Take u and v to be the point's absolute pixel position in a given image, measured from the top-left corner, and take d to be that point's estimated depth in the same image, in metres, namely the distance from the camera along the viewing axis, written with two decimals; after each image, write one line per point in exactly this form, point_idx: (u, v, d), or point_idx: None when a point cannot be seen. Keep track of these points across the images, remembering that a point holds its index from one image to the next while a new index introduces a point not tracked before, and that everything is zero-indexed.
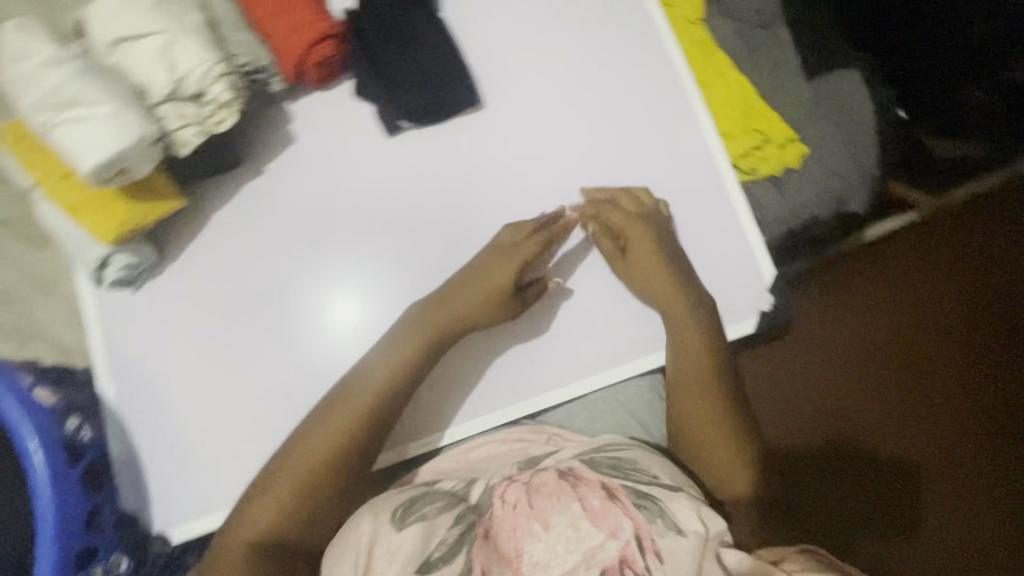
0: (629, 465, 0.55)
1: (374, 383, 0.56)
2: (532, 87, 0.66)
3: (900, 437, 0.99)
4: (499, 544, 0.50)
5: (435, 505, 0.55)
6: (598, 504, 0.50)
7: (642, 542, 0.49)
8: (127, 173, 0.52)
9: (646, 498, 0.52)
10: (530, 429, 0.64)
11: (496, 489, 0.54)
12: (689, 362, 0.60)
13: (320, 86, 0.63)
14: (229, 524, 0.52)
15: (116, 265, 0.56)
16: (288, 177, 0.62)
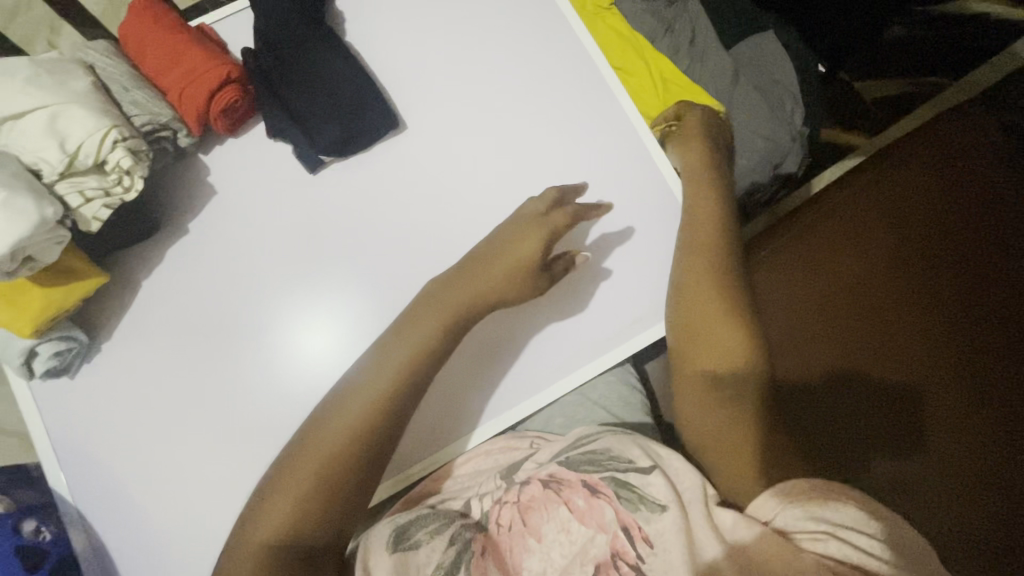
0: (604, 456, 0.53)
1: (385, 370, 0.48)
2: (449, 97, 0.63)
3: None
4: (498, 562, 0.49)
5: (426, 527, 0.52)
6: (583, 503, 0.49)
7: (630, 532, 0.47)
8: (34, 261, 0.49)
9: (627, 486, 0.49)
10: (512, 437, 0.61)
11: (490, 514, 0.53)
12: (700, 300, 0.54)
13: (231, 134, 0.60)
14: (238, 529, 0.43)
15: (44, 355, 0.54)
16: (211, 230, 0.60)
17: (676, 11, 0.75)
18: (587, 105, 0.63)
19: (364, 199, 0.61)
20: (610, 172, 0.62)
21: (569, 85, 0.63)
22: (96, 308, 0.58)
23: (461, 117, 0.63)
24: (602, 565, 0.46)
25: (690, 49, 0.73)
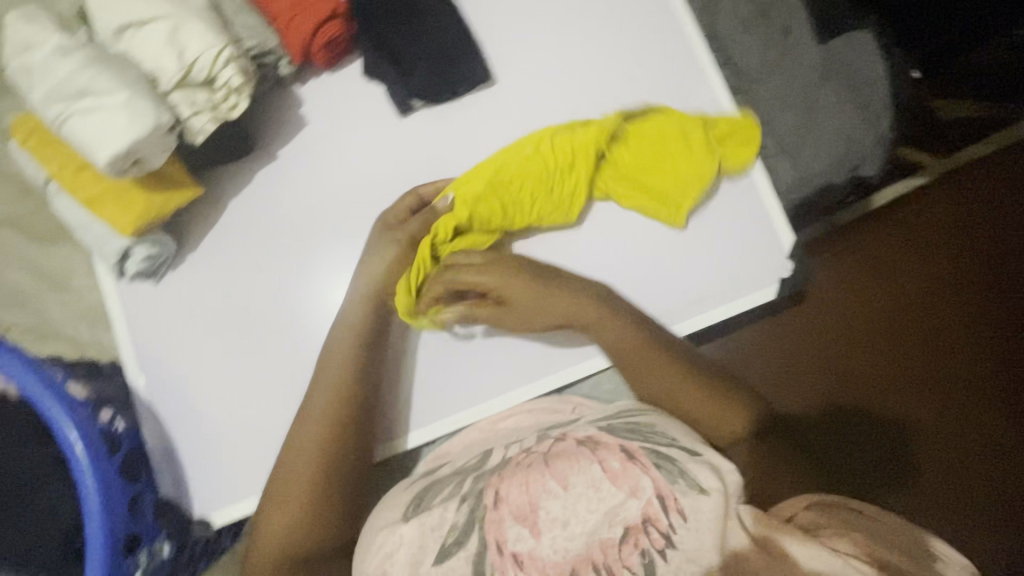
0: (647, 427, 0.54)
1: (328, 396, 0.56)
2: (540, 59, 0.63)
3: (897, 396, 0.91)
4: (510, 506, 0.47)
5: (441, 496, 0.54)
6: (617, 464, 0.46)
7: (665, 501, 0.44)
8: (143, 164, 0.51)
9: (669, 461, 0.47)
10: (555, 401, 0.64)
11: (510, 458, 0.54)
12: (660, 348, 0.57)
13: (327, 68, 0.62)
14: (255, 538, 0.54)
15: (137, 257, 0.56)
16: (297, 161, 0.61)
17: None
18: (677, 83, 0.63)
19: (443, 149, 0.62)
20: None
21: (661, 60, 0.63)
22: (183, 219, 0.60)
23: (550, 78, 0.63)
24: (632, 528, 0.44)
25: (783, 40, 0.71)
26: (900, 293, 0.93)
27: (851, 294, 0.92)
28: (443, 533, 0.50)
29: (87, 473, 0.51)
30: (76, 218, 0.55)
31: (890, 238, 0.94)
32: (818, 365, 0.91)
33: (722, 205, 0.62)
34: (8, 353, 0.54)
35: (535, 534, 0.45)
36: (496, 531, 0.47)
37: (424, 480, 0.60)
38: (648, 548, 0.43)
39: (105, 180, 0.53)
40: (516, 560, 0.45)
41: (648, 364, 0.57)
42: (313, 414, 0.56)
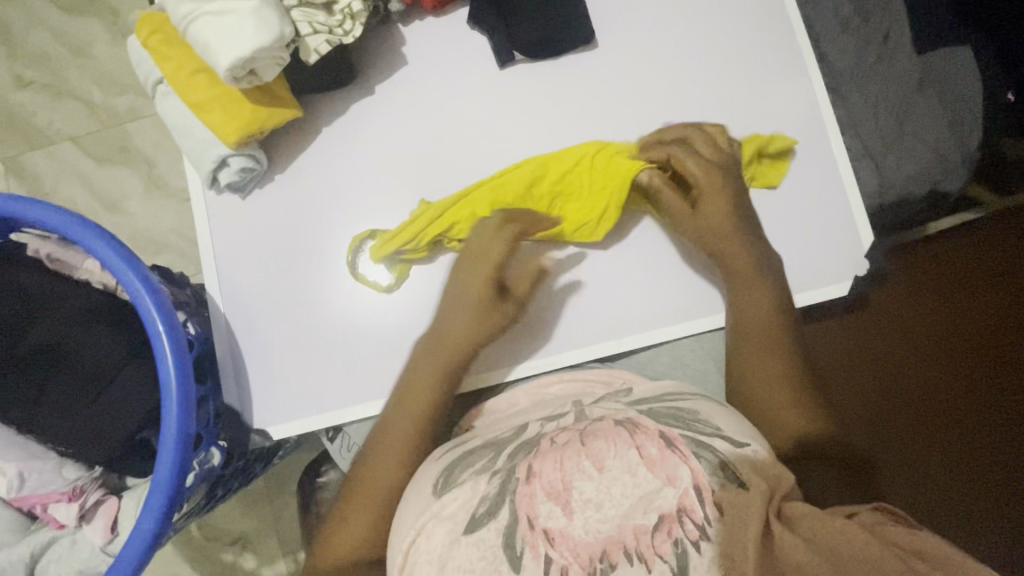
0: (691, 416, 0.46)
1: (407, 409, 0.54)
2: (639, 33, 0.64)
3: (976, 427, 0.80)
4: (542, 483, 0.41)
5: (473, 467, 0.46)
6: (656, 451, 0.41)
7: (701, 494, 0.39)
8: (258, 74, 0.52)
9: (708, 449, 0.42)
10: (603, 373, 0.57)
11: (542, 435, 0.46)
12: (758, 317, 0.55)
13: (433, 12, 0.63)
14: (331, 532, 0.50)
15: (232, 167, 0.57)
16: (390, 100, 0.62)
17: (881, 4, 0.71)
18: (775, 70, 0.63)
19: (536, 105, 0.63)
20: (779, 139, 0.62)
21: (762, 45, 0.63)
22: (276, 140, 0.61)
23: (648, 50, 0.63)
24: (667, 516, 0.38)
25: (881, 46, 0.70)
26: (975, 327, 0.81)
27: (919, 319, 0.80)
28: (474, 502, 0.43)
29: (167, 359, 0.50)
30: (179, 122, 0.57)
31: (989, 255, 0.82)
32: (894, 382, 0.80)
33: (807, 197, 0.62)
34: (103, 240, 0.51)
35: (567, 513, 0.39)
36: (527, 506, 0.40)
37: (456, 449, 0.50)
38: (681, 539, 0.37)
39: (216, 87, 0.55)
40: (548, 538, 0.39)
41: (764, 350, 0.54)
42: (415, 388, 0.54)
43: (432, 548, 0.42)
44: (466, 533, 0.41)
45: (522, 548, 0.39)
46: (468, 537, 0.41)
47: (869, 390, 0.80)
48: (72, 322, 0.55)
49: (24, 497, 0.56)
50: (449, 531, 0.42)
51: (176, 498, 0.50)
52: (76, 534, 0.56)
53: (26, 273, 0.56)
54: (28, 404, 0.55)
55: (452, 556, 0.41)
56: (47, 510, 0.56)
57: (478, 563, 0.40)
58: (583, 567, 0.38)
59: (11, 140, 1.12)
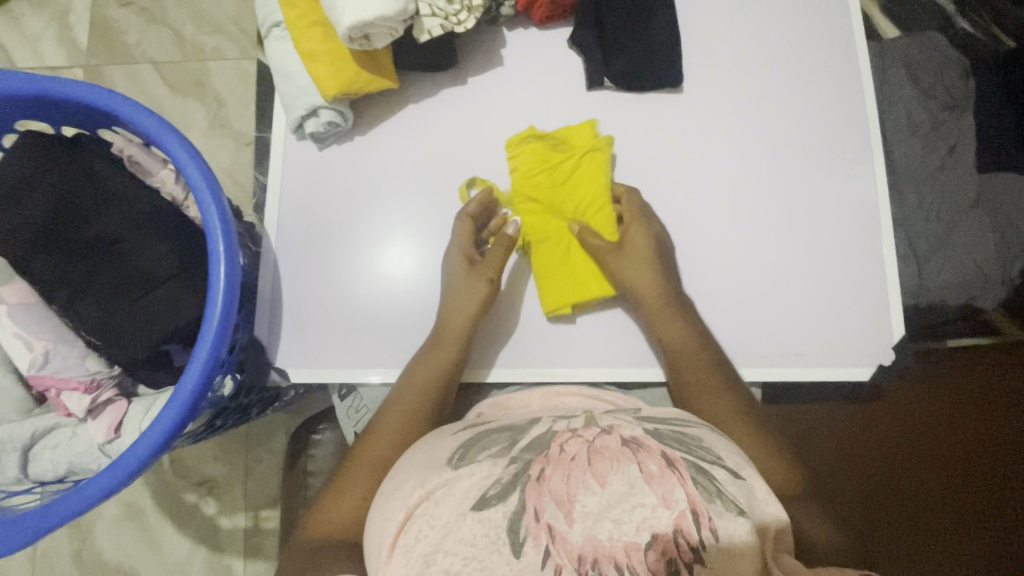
0: (694, 442, 0.47)
1: (416, 386, 0.58)
2: (722, 89, 0.67)
3: (994, 533, 0.72)
4: (552, 486, 0.43)
5: (488, 451, 0.49)
6: (655, 469, 0.43)
7: (699, 518, 0.41)
8: (369, 40, 0.56)
9: (707, 476, 0.43)
10: (621, 395, 0.59)
11: (555, 434, 0.48)
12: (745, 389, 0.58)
13: (539, 25, 0.66)
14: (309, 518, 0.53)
15: (321, 118, 0.60)
16: (477, 95, 0.66)
17: (948, 118, 0.74)
18: (846, 155, 0.66)
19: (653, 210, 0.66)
20: (832, 216, 0.65)
21: (835, 130, 0.66)
22: (365, 105, 0.65)
23: (726, 106, 0.67)
24: (660, 536, 0.40)
25: (944, 157, 0.73)
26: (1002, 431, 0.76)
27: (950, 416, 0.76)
28: (486, 483, 0.45)
29: (221, 280, 0.52)
30: (285, 66, 0.60)
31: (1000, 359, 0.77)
32: (895, 472, 0.74)
33: (836, 278, 0.64)
34: (190, 157, 0.53)
35: (569, 519, 0.41)
36: (536, 500, 0.43)
37: (470, 429, 0.54)
38: (676, 561, 0.40)
39: (330, 42, 0.57)
40: (550, 533, 0.41)
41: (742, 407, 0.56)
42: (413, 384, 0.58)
43: (437, 516, 0.44)
44: (473, 510, 0.44)
45: (525, 536, 0.41)
46: (475, 514, 0.43)
47: (867, 479, 0.73)
48: (133, 223, 0.57)
49: (39, 379, 0.56)
50: (459, 502, 0.45)
51: (189, 415, 0.51)
52: (77, 428, 0.57)
53: (107, 169, 0.58)
54: (65, 295, 0.56)
55: (457, 527, 0.43)
56: (59, 396, 0.56)
57: (481, 539, 0.42)
58: (575, 566, 0.40)
59: (96, 51, 1.17)
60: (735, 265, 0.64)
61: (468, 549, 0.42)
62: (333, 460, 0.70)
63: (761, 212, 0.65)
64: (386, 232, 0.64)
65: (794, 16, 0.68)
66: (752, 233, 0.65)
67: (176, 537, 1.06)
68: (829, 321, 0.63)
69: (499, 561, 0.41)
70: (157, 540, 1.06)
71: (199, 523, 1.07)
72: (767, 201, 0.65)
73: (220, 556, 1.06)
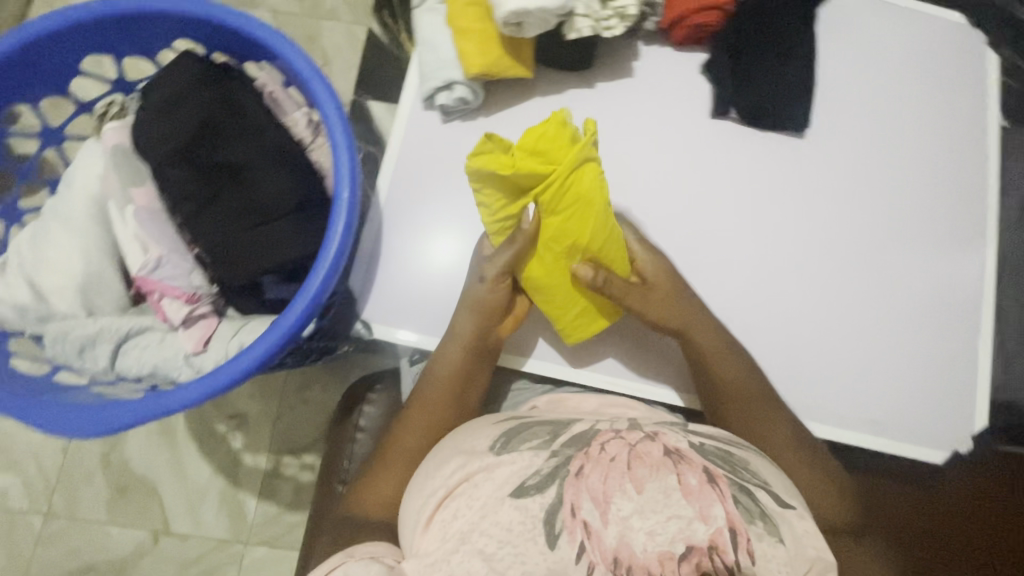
0: (739, 462, 0.48)
1: (445, 376, 0.60)
2: (845, 142, 0.67)
3: None
4: (588, 485, 0.43)
5: (529, 442, 0.50)
6: (695, 482, 0.43)
7: (736, 536, 0.42)
8: (521, 28, 0.57)
9: (751, 499, 0.44)
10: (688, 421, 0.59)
11: (595, 437, 0.48)
12: (773, 407, 0.58)
13: (677, 45, 0.68)
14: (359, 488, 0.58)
15: (454, 92, 0.62)
16: (603, 100, 0.67)
17: None
18: (956, 233, 0.65)
19: (749, 249, 0.65)
20: (933, 292, 0.64)
21: (950, 206, 0.66)
22: (495, 88, 0.66)
23: (847, 160, 0.66)
24: (694, 548, 0.41)
25: None
26: None
27: None
28: (526, 472, 0.46)
29: (342, 223, 0.54)
30: (432, 37, 0.62)
31: None
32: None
33: (917, 354, 0.63)
34: (333, 103, 0.56)
35: (604, 519, 0.42)
36: (573, 496, 0.43)
37: (512, 419, 0.54)
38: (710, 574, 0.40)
39: (482, 22, 0.59)
40: (586, 529, 0.42)
41: (761, 417, 0.58)
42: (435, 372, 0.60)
43: (477, 496, 0.46)
44: (510, 496, 0.44)
45: (560, 529, 0.42)
46: (513, 500, 0.44)
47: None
48: (263, 156, 0.59)
49: (148, 280, 0.59)
50: (496, 487, 0.46)
51: (286, 344, 0.53)
52: (167, 334, 0.59)
53: (249, 100, 0.61)
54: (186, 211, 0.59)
55: (495, 510, 0.44)
56: (161, 300, 0.59)
57: (517, 525, 0.43)
58: (608, 568, 0.41)
59: None
60: (826, 320, 0.63)
61: (503, 534, 0.43)
62: (385, 421, 0.72)
63: (859, 275, 0.64)
64: (468, 211, 0.65)
65: (929, 86, 0.68)
66: (842, 291, 0.64)
67: (200, 462, 1.09)
68: (910, 397, 0.62)
69: (533, 550, 0.42)
70: (181, 461, 1.09)
71: (224, 454, 1.09)
72: (866, 264, 0.64)
73: (236, 490, 1.08)
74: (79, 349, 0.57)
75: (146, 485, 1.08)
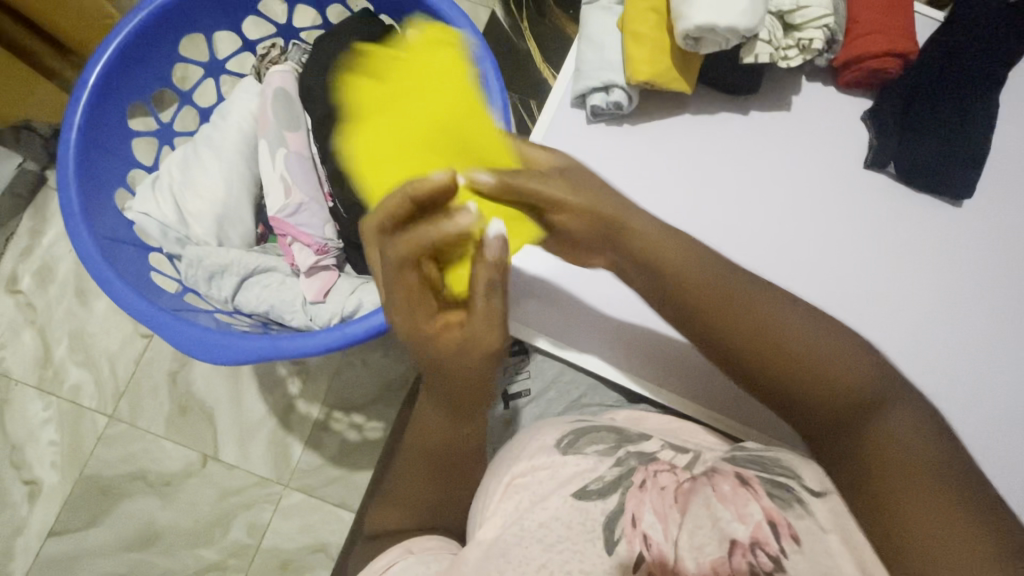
0: (771, 462, 0.42)
1: (440, 434, 0.48)
2: (1003, 220, 0.63)
3: None
4: (647, 498, 0.44)
5: (595, 445, 0.50)
6: (728, 488, 0.41)
7: (775, 526, 0.38)
8: (698, 44, 0.56)
9: (785, 489, 0.39)
10: None
11: (655, 454, 0.49)
12: (870, 398, 0.39)
13: (844, 87, 0.65)
14: (373, 512, 0.52)
15: (611, 95, 0.61)
16: (755, 129, 0.65)
17: None
18: None
19: (886, 308, 0.61)
20: None
21: None
22: (648, 97, 0.65)
23: (1002, 239, 0.63)
24: (736, 548, 0.38)
25: None
26: None
27: None
28: (590, 475, 0.47)
29: None
30: (601, 37, 0.62)
31: None
32: None
33: None
34: (499, 87, 0.56)
35: (666, 531, 0.42)
36: (635, 506, 0.44)
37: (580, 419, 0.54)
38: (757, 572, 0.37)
39: (660, 30, 0.58)
40: (646, 541, 0.42)
41: (843, 420, 0.40)
42: (433, 435, 0.48)
43: (537, 486, 0.47)
44: (574, 498, 0.45)
45: (620, 537, 0.42)
46: (575, 501, 0.45)
47: None
48: None
49: (283, 224, 0.61)
50: (559, 482, 0.47)
51: None
52: (287, 278, 0.61)
53: None
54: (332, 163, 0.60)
55: (554, 502, 0.45)
56: (293, 245, 0.61)
57: (576, 525, 0.44)
58: None
59: None
60: (950, 401, 0.60)
61: (563, 530, 0.44)
62: None
63: (995, 362, 0.61)
64: None
65: None
66: (973, 374, 0.60)
67: (256, 400, 1.11)
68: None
69: (592, 552, 0.42)
70: (241, 395, 1.11)
71: (280, 397, 1.11)
72: (1003, 353, 0.61)
73: (286, 434, 1.10)
74: (209, 275, 0.59)
75: (204, 409, 1.11)
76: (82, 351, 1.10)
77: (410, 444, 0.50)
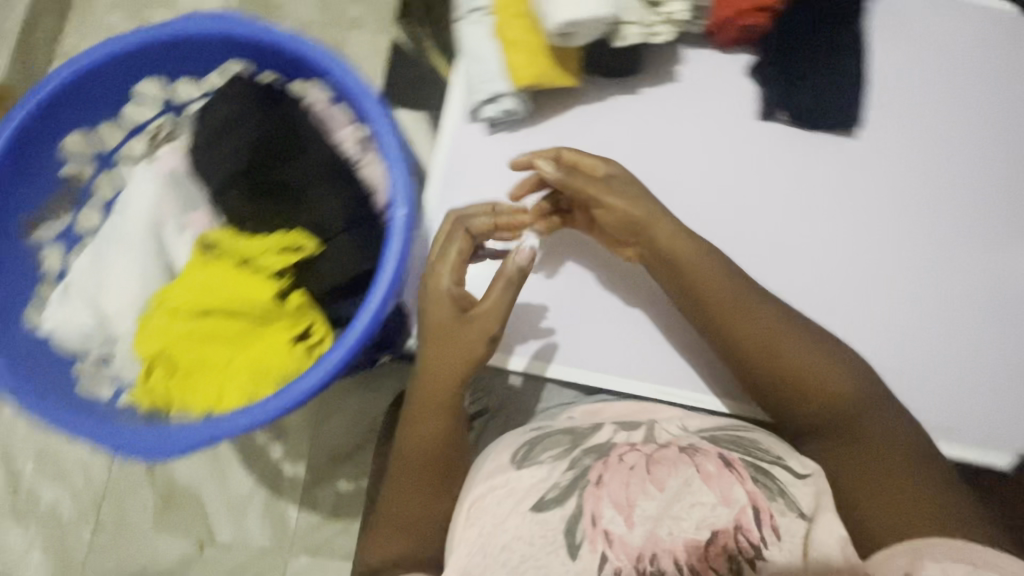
0: (751, 443, 0.51)
1: (429, 435, 0.53)
2: (896, 141, 0.66)
3: None
4: (607, 493, 0.46)
5: (550, 451, 0.51)
6: (713, 469, 0.47)
7: (760, 513, 0.45)
8: (570, 38, 0.57)
9: (768, 477, 0.48)
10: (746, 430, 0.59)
11: (612, 446, 0.50)
12: (776, 323, 0.54)
13: (723, 47, 0.67)
14: (370, 544, 0.52)
15: (500, 105, 0.62)
16: (648, 105, 0.66)
17: None
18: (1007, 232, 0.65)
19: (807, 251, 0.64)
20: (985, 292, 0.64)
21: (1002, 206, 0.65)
22: (538, 97, 0.66)
23: (898, 159, 0.66)
24: (721, 531, 0.44)
25: None
26: None
27: None
28: (545, 485, 0.48)
29: (399, 238, 0.54)
30: (478, 49, 0.62)
31: None
32: None
33: (974, 353, 0.62)
34: (385, 119, 0.55)
35: (628, 523, 0.45)
36: (594, 505, 0.46)
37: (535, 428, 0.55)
38: (737, 553, 0.44)
39: (531, 33, 0.59)
40: (607, 538, 0.45)
41: (775, 348, 0.53)
42: (423, 437, 0.53)
43: (503, 506, 0.47)
44: (531, 511, 0.47)
45: (582, 539, 0.45)
46: (533, 515, 0.46)
47: None
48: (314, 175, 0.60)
49: None
50: (517, 502, 0.47)
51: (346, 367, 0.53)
52: None
53: (298, 117, 0.61)
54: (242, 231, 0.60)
55: (518, 522, 0.46)
56: None
57: (539, 539, 0.45)
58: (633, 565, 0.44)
59: None
60: (881, 322, 0.63)
61: (526, 548, 0.45)
62: None
63: (914, 276, 0.64)
64: None
65: (980, 83, 0.67)
66: (897, 293, 0.63)
67: (241, 473, 1.09)
68: (967, 397, 0.62)
69: (556, 562, 0.44)
70: (224, 472, 1.09)
71: (264, 464, 1.09)
72: (920, 267, 0.64)
73: (278, 500, 1.08)
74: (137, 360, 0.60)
75: (190, 496, 1.08)
76: (52, 466, 1.06)
77: (399, 462, 0.53)
